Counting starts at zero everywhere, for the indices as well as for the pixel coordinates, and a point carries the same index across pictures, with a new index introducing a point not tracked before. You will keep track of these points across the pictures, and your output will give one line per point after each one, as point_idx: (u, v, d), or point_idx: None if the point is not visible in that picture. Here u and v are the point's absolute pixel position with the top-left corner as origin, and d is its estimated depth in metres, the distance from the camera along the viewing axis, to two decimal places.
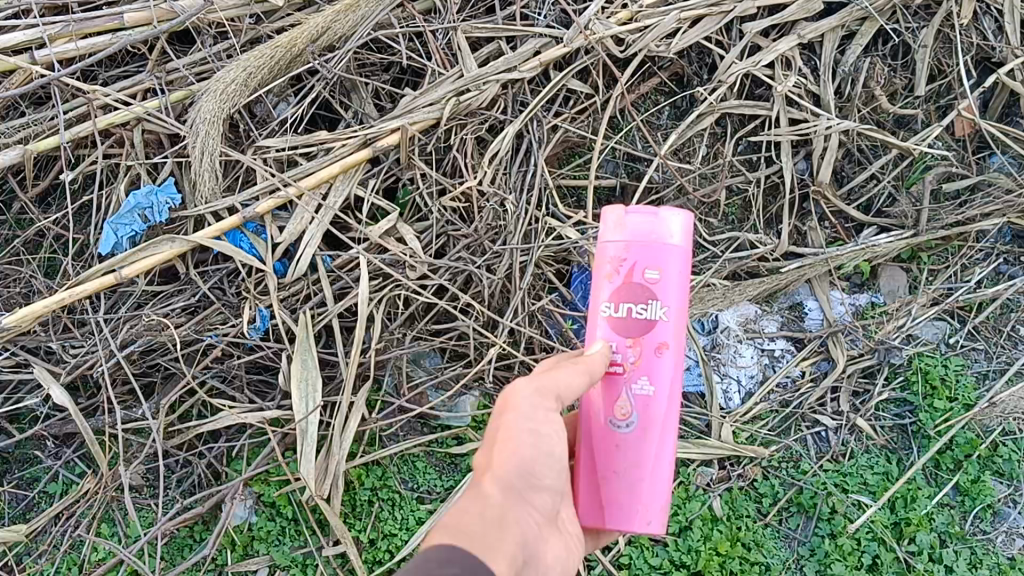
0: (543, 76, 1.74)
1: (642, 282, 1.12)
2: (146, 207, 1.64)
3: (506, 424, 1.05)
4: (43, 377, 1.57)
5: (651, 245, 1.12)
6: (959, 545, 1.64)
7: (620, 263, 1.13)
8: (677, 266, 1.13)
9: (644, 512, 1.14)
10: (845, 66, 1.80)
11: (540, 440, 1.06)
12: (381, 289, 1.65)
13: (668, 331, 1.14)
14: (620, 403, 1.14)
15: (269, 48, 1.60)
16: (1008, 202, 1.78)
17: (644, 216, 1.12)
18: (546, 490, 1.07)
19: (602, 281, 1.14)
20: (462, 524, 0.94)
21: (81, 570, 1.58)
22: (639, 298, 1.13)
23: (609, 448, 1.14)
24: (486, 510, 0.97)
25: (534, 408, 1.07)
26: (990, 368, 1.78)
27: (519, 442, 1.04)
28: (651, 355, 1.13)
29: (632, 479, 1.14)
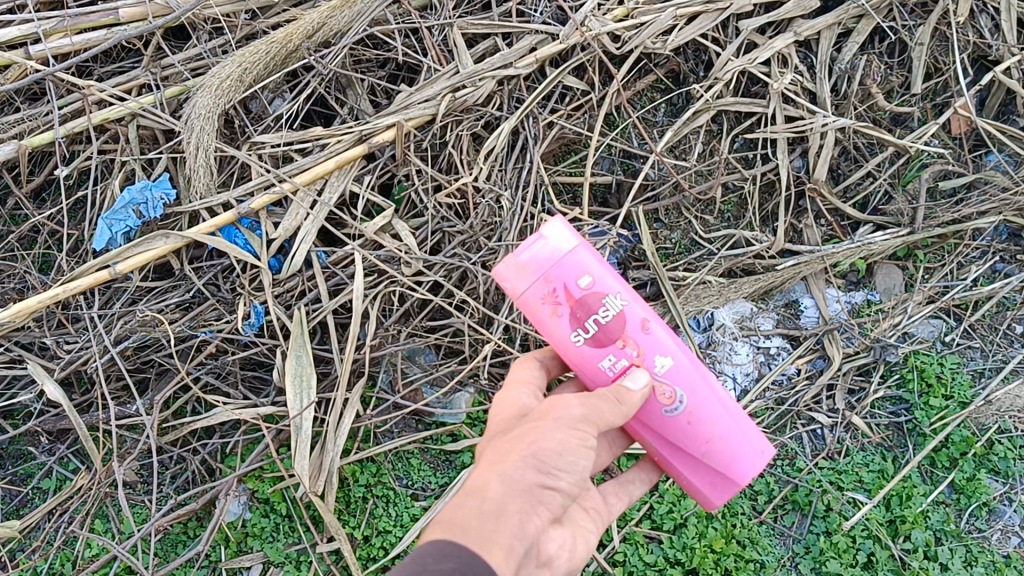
0: (539, 73, 1.73)
1: (584, 295, 1.17)
2: (141, 202, 1.62)
3: (538, 434, 1.06)
4: (37, 373, 1.57)
5: (563, 262, 1.16)
6: (954, 543, 1.63)
7: (554, 295, 1.16)
8: (592, 261, 1.18)
9: (743, 453, 1.21)
10: (842, 63, 1.79)
11: (567, 456, 1.06)
12: (376, 285, 1.64)
13: (634, 308, 1.19)
14: (661, 389, 1.19)
15: (263, 44, 1.61)
16: (1004, 200, 1.80)
17: (535, 247, 1.16)
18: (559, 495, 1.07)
19: (553, 321, 1.17)
20: (464, 520, 0.95)
21: (75, 566, 1.57)
22: (590, 308, 1.17)
23: (683, 431, 1.20)
24: (488, 504, 0.98)
25: (572, 425, 1.08)
26: (986, 366, 1.78)
27: (542, 452, 1.04)
28: (645, 336, 1.19)
29: (716, 437, 1.20)
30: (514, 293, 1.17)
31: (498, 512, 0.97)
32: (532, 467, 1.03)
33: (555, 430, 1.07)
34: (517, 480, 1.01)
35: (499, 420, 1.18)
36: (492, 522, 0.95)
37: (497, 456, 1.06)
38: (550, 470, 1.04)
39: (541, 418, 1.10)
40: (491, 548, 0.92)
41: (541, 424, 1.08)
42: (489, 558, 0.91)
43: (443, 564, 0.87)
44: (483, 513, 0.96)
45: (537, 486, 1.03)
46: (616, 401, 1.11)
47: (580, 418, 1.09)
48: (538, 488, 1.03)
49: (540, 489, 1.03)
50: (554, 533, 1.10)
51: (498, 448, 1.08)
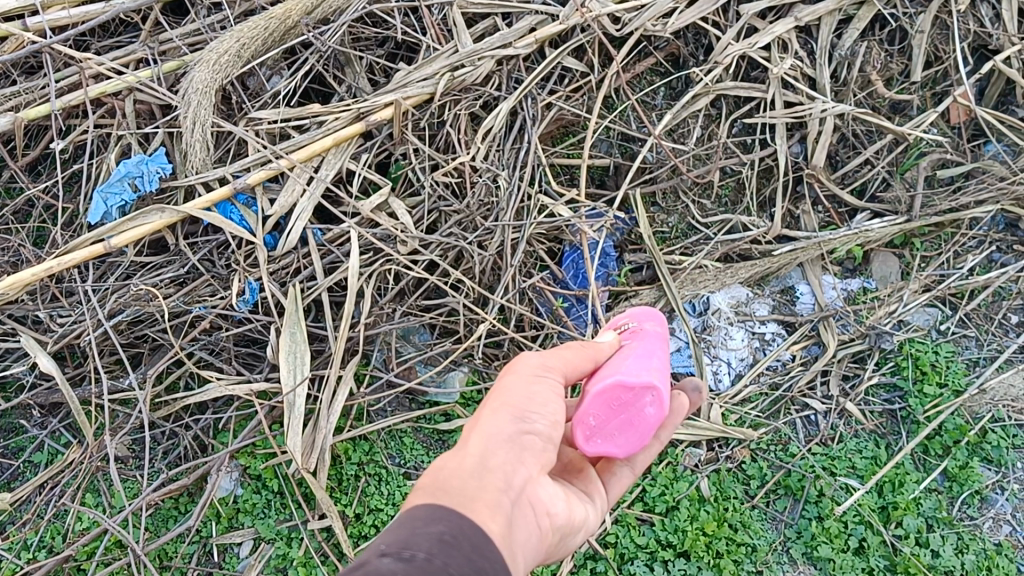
0: (539, 54, 1.73)
1: (624, 336, 1.28)
2: (137, 175, 1.61)
3: (500, 389, 1.07)
4: (30, 346, 1.57)
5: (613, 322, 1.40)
6: (946, 530, 1.62)
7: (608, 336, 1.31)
8: (655, 332, 1.30)
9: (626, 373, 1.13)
10: (842, 49, 1.78)
11: (534, 398, 1.06)
12: (371, 263, 1.64)
13: (646, 341, 1.26)
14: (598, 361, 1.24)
15: (263, 19, 1.62)
16: (1002, 188, 1.80)
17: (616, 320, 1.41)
18: (540, 439, 1.04)
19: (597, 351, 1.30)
20: (446, 479, 0.93)
21: (65, 539, 1.55)
22: (630, 334, 1.28)
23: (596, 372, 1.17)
24: (471, 458, 0.97)
25: (531, 373, 1.09)
26: (981, 355, 1.77)
27: (506, 400, 1.05)
28: (632, 344, 1.24)
29: (612, 367, 1.16)
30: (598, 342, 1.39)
31: (483, 466, 0.96)
32: (506, 416, 1.03)
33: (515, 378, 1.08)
34: (496, 428, 1.01)
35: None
36: (478, 473, 0.94)
37: (474, 418, 1.06)
38: (527, 415, 1.04)
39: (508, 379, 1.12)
40: (476, 507, 0.89)
41: (504, 379, 1.10)
42: (472, 517, 0.86)
43: (431, 527, 0.82)
44: (469, 468, 0.95)
45: (517, 434, 1.02)
46: (580, 353, 1.17)
47: (541, 364, 1.11)
48: (518, 434, 1.02)
49: (520, 437, 1.02)
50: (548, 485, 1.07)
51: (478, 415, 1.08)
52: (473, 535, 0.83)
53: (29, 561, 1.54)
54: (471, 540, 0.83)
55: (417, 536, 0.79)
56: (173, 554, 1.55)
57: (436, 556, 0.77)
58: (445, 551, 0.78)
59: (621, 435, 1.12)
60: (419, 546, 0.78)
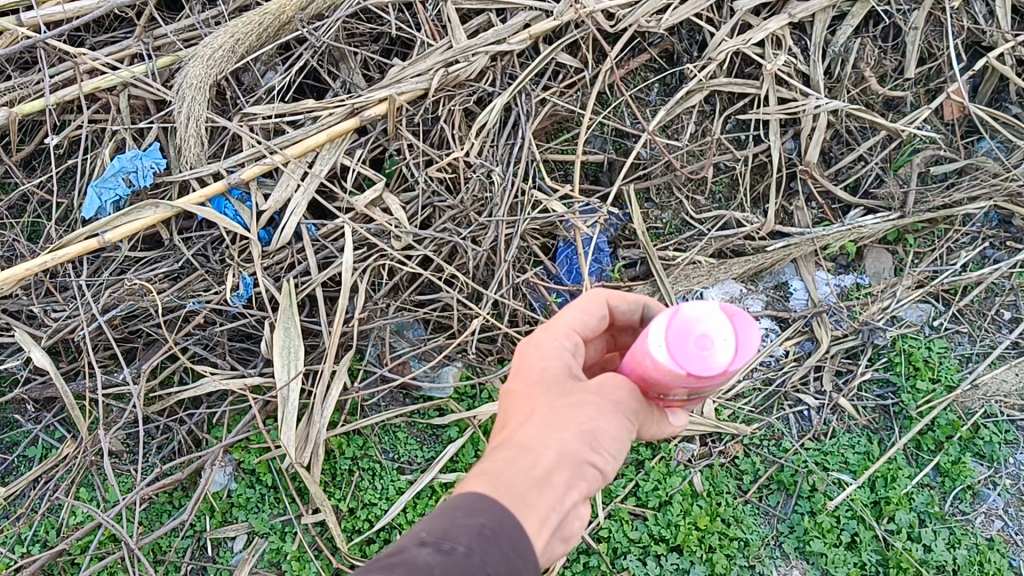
0: (533, 50, 1.73)
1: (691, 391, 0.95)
2: (131, 170, 1.61)
3: (591, 404, 0.91)
4: (24, 341, 1.57)
5: (722, 375, 0.90)
6: (938, 525, 1.63)
7: (666, 383, 0.93)
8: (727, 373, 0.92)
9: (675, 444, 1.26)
10: (836, 46, 1.79)
11: (621, 434, 0.91)
12: (366, 259, 1.65)
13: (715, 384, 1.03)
14: None
15: (257, 14, 1.61)
16: (994, 185, 1.80)
17: (707, 357, 0.88)
18: (603, 473, 0.90)
19: (645, 381, 0.96)
20: (499, 476, 0.82)
21: (59, 534, 1.56)
22: (707, 392, 0.96)
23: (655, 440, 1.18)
24: (535, 472, 0.83)
25: (629, 405, 0.93)
26: (973, 351, 1.78)
27: (594, 419, 0.89)
28: (696, 403, 1.05)
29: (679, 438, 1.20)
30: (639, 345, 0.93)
31: (543, 480, 0.83)
32: (583, 439, 0.88)
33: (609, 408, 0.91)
34: (568, 451, 0.86)
35: (524, 353, 1.01)
36: (534, 491, 0.82)
37: (545, 414, 0.90)
38: (602, 449, 0.89)
39: (598, 389, 0.93)
40: (530, 516, 0.80)
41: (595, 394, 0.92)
42: (524, 522, 0.79)
43: (473, 518, 0.76)
44: (526, 481, 0.82)
45: (586, 462, 0.87)
46: (654, 422, 1.01)
47: (634, 410, 0.93)
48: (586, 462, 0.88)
49: (587, 466, 0.87)
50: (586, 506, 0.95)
51: (548, 405, 0.91)
52: (519, 539, 0.77)
53: (23, 555, 1.54)
54: (512, 543, 0.76)
55: (458, 526, 0.75)
56: (167, 548, 1.56)
57: (476, 552, 0.73)
58: (484, 550, 0.74)
59: None
60: (460, 538, 0.74)
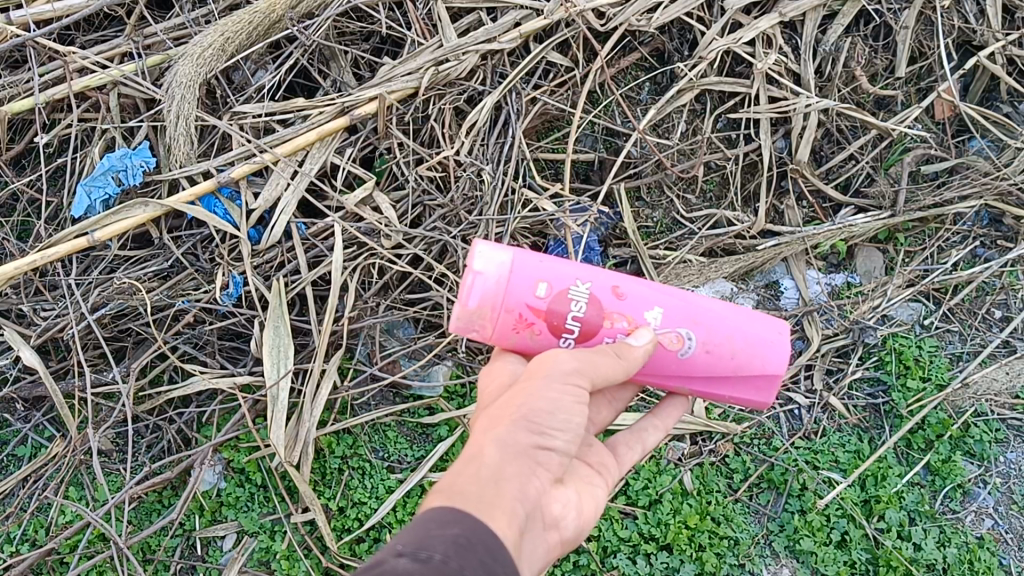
0: (524, 49, 1.73)
1: (549, 303, 1.09)
2: (120, 170, 1.61)
3: (528, 394, 1.03)
4: (12, 339, 1.55)
5: (503, 279, 1.08)
6: (928, 524, 1.63)
7: (524, 318, 1.09)
8: (537, 263, 1.10)
9: (773, 349, 1.15)
10: (826, 45, 1.79)
11: (561, 411, 1.03)
12: (356, 257, 1.65)
13: (605, 283, 1.12)
14: (665, 338, 1.13)
15: (246, 13, 1.61)
16: (985, 184, 1.80)
17: (474, 284, 1.08)
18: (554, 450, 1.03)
19: (535, 339, 1.12)
20: (456, 487, 0.93)
21: (48, 533, 1.56)
22: (546, 294, 1.09)
23: (705, 364, 1.14)
24: (488, 470, 0.96)
25: (565, 379, 1.03)
26: (964, 349, 1.78)
27: (532, 405, 1.02)
28: (623, 304, 1.12)
29: (734, 351, 1.14)
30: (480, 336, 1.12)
31: (497, 477, 0.95)
32: (525, 427, 1.01)
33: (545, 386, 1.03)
34: (512, 443, 0.99)
35: (485, 391, 1.18)
36: (492, 488, 0.93)
37: (490, 422, 1.04)
38: (546, 429, 1.02)
39: (533, 375, 1.06)
40: (492, 512, 0.90)
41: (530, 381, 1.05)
42: (491, 520, 0.89)
43: (447, 528, 0.85)
44: (484, 480, 0.94)
45: (532, 448, 1.01)
46: (615, 356, 1.06)
47: (574, 373, 1.04)
48: (532, 446, 1.01)
49: (535, 449, 1.01)
50: (557, 492, 1.08)
51: (494, 413, 1.05)
52: (489, 539, 0.86)
53: (12, 554, 1.54)
54: (483, 541, 0.85)
55: (434, 538, 0.82)
56: (157, 547, 1.55)
57: (452, 560, 0.80)
58: (460, 554, 0.81)
59: (760, 391, 1.17)
60: (435, 547, 0.81)
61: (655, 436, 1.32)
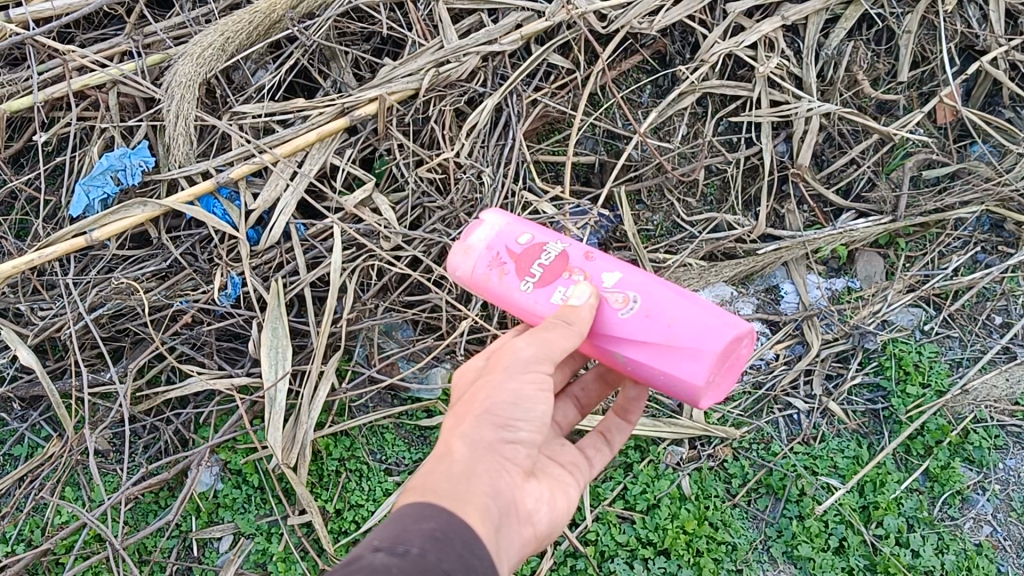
0: (524, 50, 1.72)
1: (525, 249, 1.17)
2: (120, 169, 1.60)
3: (491, 389, 1.05)
4: (10, 338, 1.55)
5: (496, 225, 1.19)
6: (926, 530, 1.63)
7: (499, 257, 1.17)
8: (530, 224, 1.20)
9: (716, 327, 1.08)
10: (828, 49, 1.78)
11: (525, 402, 1.05)
12: (355, 259, 1.64)
13: (580, 248, 1.17)
14: (611, 297, 1.13)
15: (247, 13, 1.60)
16: (986, 190, 1.80)
17: (472, 229, 1.21)
18: (521, 442, 1.05)
19: (503, 284, 1.16)
20: (429, 484, 0.96)
21: (44, 533, 1.55)
22: (526, 242, 1.17)
23: (640, 328, 1.10)
24: (456, 467, 0.98)
25: (525, 370, 1.06)
26: (964, 355, 1.78)
27: (496, 399, 1.04)
28: (587, 262, 1.15)
29: (672, 316, 1.10)
30: (464, 278, 1.19)
31: (467, 474, 0.97)
32: (489, 423, 1.03)
33: (506, 380, 1.06)
34: (479, 441, 1.01)
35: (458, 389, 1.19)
36: (462, 483, 0.96)
37: (457, 420, 1.06)
38: (510, 422, 1.04)
39: (496, 369, 1.09)
40: (464, 507, 0.93)
41: (494, 377, 1.07)
42: (462, 514, 0.91)
43: (422, 523, 0.87)
44: (454, 477, 0.97)
45: (499, 442, 1.03)
46: (564, 323, 1.07)
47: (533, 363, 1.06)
48: (499, 442, 1.03)
49: (501, 444, 1.03)
50: (531, 487, 1.10)
51: (461, 411, 1.08)
52: (464, 533, 0.89)
53: (8, 554, 1.53)
54: (459, 534, 0.88)
55: (409, 531, 0.85)
56: (153, 549, 1.55)
57: (430, 551, 0.83)
58: (436, 545, 0.84)
59: (688, 369, 1.08)
60: (413, 542, 0.83)
61: (622, 435, 1.33)
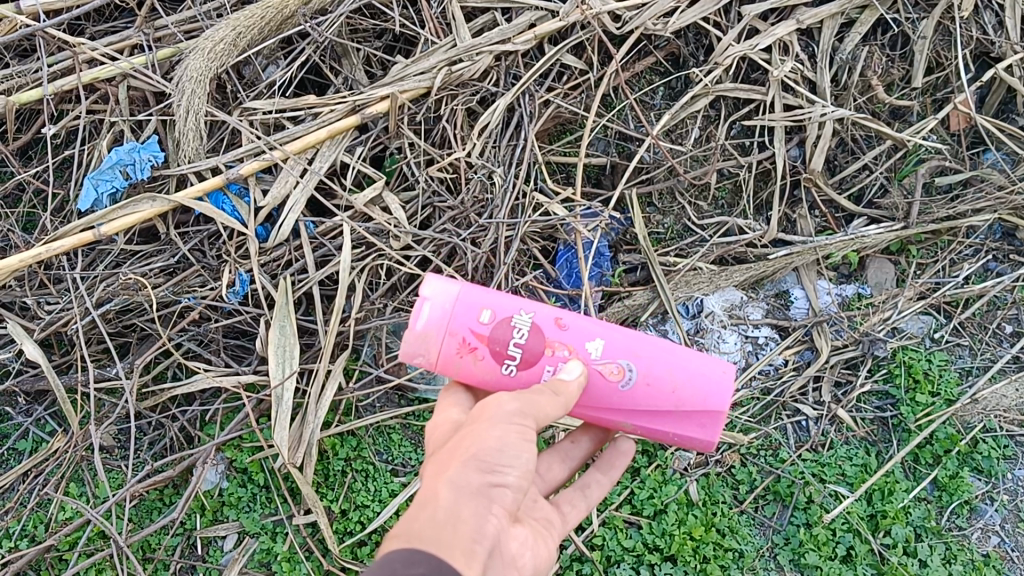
0: (537, 50, 1.71)
1: (491, 329, 1.14)
2: (128, 163, 1.59)
3: (477, 436, 1.02)
4: (16, 333, 1.55)
5: (451, 309, 1.14)
6: (934, 540, 1.62)
7: (467, 342, 1.14)
8: (485, 292, 1.15)
9: (718, 383, 1.16)
10: (843, 53, 1.76)
11: (511, 449, 1.02)
12: (364, 257, 1.63)
13: (546, 315, 1.17)
14: (606, 369, 1.16)
15: (259, 8, 1.59)
16: (999, 199, 1.78)
17: (425, 310, 1.14)
18: (508, 487, 1.01)
19: (479, 366, 1.15)
20: (415, 529, 0.92)
21: (47, 528, 1.54)
22: (490, 323, 1.14)
23: (645, 398, 1.17)
24: (442, 511, 0.94)
25: (509, 420, 1.04)
26: (974, 364, 1.77)
27: (481, 445, 1.01)
28: (564, 334, 1.16)
29: (676, 380, 1.16)
30: (427, 362, 1.16)
31: (454, 518, 0.93)
32: (475, 467, 0.99)
33: (492, 428, 1.03)
34: (466, 484, 0.97)
35: (432, 445, 1.16)
36: (450, 527, 0.92)
37: (440, 466, 1.02)
38: (496, 467, 1.00)
39: (479, 420, 1.07)
40: (452, 552, 0.89)
41: (479, 426, 1.04)
42: (451, 560, 0.88)
43: (413, 570, 0.83)
44: (441, 520, 0.93)
45: (487, 486, 0.99)
46: (552, 392, 1.09)
47: (517, 415, 1.04)
48: (486, 486, 0.99)
49: (489, 488, 0.99)
50: (515, 532, 1.07)
51: (442, 458, 1.04)
52: None
53: (11, 550, 1.53)
54: None
55: None
56: (157, 546, 1.54)
57: None
58: None
59: (699, 428, 1.18)
60: None
61: (601, 491, 1.32)
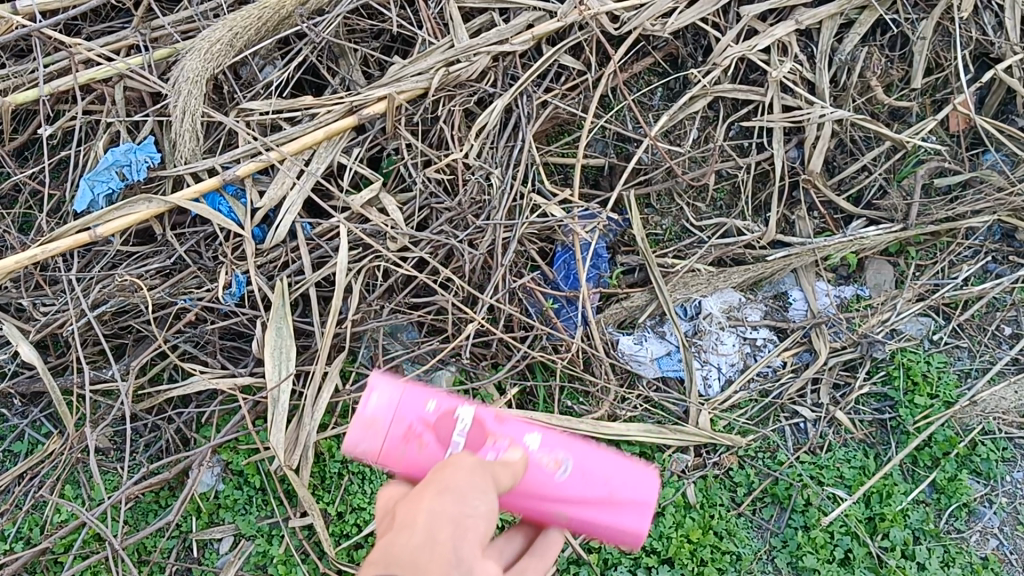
0: (535, 51, 1.70)
1: (437, 416, 1.03)
2: (125, 164, 1.58)
3: (438, 479, 0.92)
4: (11, 334, 1.54)
5: (397, 395, 1.03)
6: (932, 543, 1.62)
7: (414, 428, 1.02)
8: (425, 388, 1.05)
9: (647, 476, 1.06)
10: (842, 54, 1.76)
11: (477, 488, 0.92)
12: (361, 259, 1.62)
13: (487, 412, 1.06)
14: (542, 460, 1.04)
15: (256, 8, 1.58)
16: (998, 200, 1.78)
17: (370, 398, 1.03)
18: (482, 521, 0.90)
19: (425, 455, 1.02)
20: (391, 558, 0.83)
21: (43, 531, 1.54)
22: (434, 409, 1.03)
23: (583, 490, 1.04)
24: (418, 536, 0.85)
25: (471, 469, 0.94)
26: (973, 366, 1.76)
27: (445, 482, 0.91)
28: (503, 425, 1.05)
29: (611, 468, 1.05)
30: (369, 452, 1.03)
31: (432, 544, 0.84)
32: (446, 500, 0.89)
33: (455, 471, 0.93)
34: (439, 513, 0.87)
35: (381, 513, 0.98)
36: (427, 554, 0.83)
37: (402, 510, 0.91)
38: (466, 500, 0.90)
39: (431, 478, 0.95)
40: None
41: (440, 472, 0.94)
42: None
43: None
44: (417, 547, 0.84)
45: (462, 519, 0.88)
46: (503, 464, 0.98)
47: (474, 467, 0.94)
48: (461, 518, 0.88)
49: (466, 521, 0.89)
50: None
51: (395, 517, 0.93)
52: None
53: (6, 552, 1.52)
54: None
55: None
56: (152, 549, 1.54)
57: None
58: None
59: (633, 513, 1.04)
60: None
61: (553, 550, 1.05)
